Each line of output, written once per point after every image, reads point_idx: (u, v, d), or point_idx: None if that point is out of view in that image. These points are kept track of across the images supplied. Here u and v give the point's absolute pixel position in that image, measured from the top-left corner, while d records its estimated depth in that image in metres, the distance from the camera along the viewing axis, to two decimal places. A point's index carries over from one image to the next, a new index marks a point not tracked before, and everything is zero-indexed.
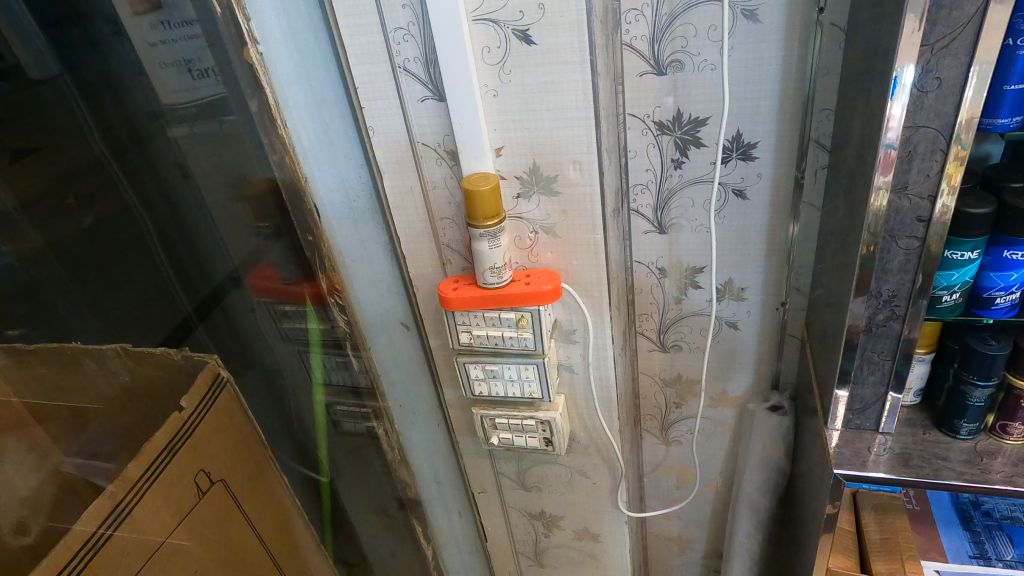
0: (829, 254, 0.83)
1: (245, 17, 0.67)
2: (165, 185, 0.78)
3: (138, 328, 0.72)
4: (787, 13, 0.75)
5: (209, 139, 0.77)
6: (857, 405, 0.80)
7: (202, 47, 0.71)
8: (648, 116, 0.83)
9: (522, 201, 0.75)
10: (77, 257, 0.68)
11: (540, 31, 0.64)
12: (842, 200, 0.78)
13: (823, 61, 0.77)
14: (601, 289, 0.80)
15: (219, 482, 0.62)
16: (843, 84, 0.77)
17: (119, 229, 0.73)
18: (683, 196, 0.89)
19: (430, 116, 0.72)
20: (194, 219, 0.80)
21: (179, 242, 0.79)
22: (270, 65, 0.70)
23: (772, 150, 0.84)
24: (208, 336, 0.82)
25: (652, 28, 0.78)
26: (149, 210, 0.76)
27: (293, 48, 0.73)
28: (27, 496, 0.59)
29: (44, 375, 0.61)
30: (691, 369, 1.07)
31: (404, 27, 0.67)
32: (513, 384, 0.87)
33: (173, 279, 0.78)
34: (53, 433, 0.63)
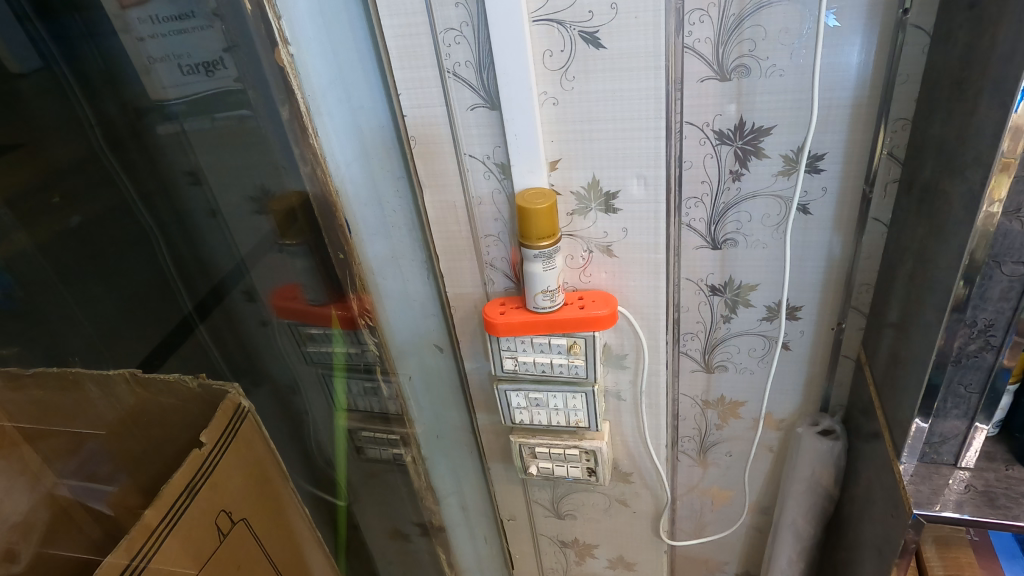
0: (908, 276, 0.79)
1: (276, 16, 0.59)
2: (170, 183, 0.75)
3: (134, 329, 0.72)
4: (868, 15, 0.71)
5: (207, 138, 0.71)
6: (936, 439, 0.77)
7: (212, 51, 0.63)
8: (706, 124, 0.77)
9: (577, 218, 0.68)
10: (68, 260, 0.67)
11: (611, 34, 0.58)
12: (925, 216, 0.73)
13: (904, 67, 0.73)
14: (659, 312, 0.73)
15: (242, 521, 0.60)
16: (925, 93, 0.72)
17: (112, 226, 0.72)
18: (741, 210, 0.82)
19: (480, 126, 0.65)
20: (201, 225, 0.78)
21: (184, 241, 0.78)
22: (302, 67, 0.63)
23: (841, 163, 0.79)
24: (209, 335, 0.80)
25: (717, 31, 0.71)
26: (151, 209, 0.75)
27: (326, 49, 0.66)
28: (18, 521, 0.60)
29: (42, 401, 0.60)
30: (735, 391, 1.02)
31: (456, 27, 0.60)
32: (558, 412, 0.80)
33: (176, 277, 0.78)
34: (45, 454, 0.62)
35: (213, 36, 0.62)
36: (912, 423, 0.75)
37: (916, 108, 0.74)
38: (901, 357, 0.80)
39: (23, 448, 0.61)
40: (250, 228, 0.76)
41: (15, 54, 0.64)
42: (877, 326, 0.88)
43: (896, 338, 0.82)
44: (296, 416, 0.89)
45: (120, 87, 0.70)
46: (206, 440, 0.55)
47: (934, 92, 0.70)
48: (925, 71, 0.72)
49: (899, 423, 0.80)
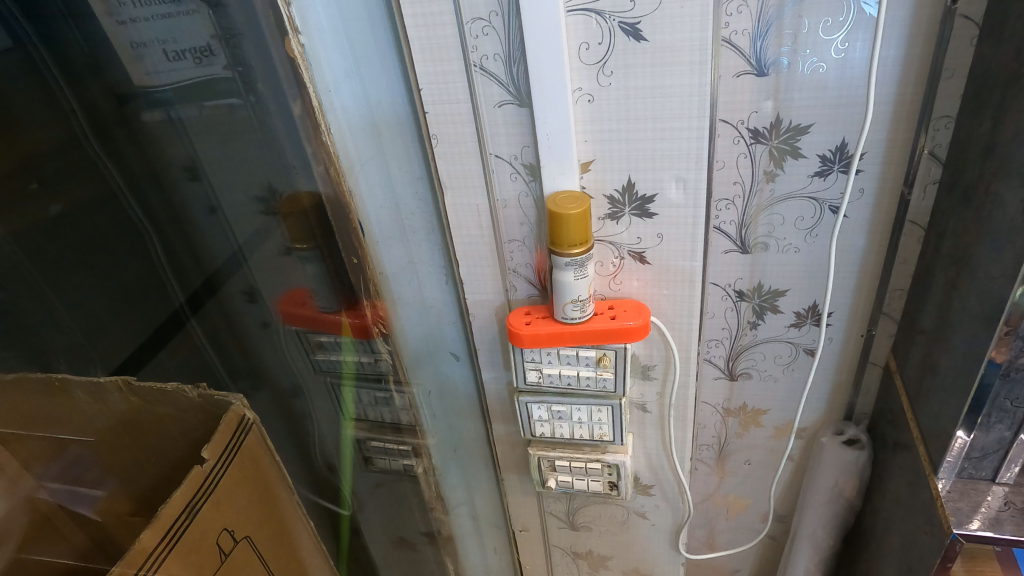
0: (947, 284, 0.75)
1: (286, 2, 0.54)
2: (161, 170, 0.72)
3: (125, 324, 0.69)
4: (913, 7, 0.66)
5: (207, 126, 0.66)
6: (976, 453, 0.73)
7: (214, 38, 0.58)
8: (741, 122, 0.72)
9: (610, 222, 0.64)
10: (44, 252, 0.63)
11: (654, 25, 0.53)
12: (971, 221, 0.70)
13: (950, 61, 0.69)
14: (692, 323, 0.69)
15: (245, 539, 0.56)
16: (973, 89, 0.69)
17: (95, 215, 0.68)
18: (774, 212, 0.78)
19: (507, 124, 0.60)
20: (200, 219, 0.74)
21: (176, 231, 0.75)
22: (314, 59, 0.58)
23: (879, 164, 0.76)
24: (203, 330, 0.77)
25: (755, 23, 0.67)
26: (140, 198, 0.72)
27: (339, 40, 0.61)
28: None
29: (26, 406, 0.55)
30: (758, 398, 0.98)
31: (485, 17, 0.56)
32: (581, 425, 0.77)
33: (167, 268, 0.75)
34: (25, 457, 0.58)
35: (199, 22, 0.58)
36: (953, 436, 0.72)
37: (962, 105, 0.71)
38: (938, 365, 0.77)
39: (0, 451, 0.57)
40: (258, 227, 0.72)
41: None
42: (910, 333, 0.85)
43: (931, 346, 0.79)
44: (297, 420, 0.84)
45: (109, 74, 0.66)
46: (206, 456, 0.51)
47: (983, 90, 0.67)
48: (974, 66, 0.68)
49: (937, 438, 0.77)
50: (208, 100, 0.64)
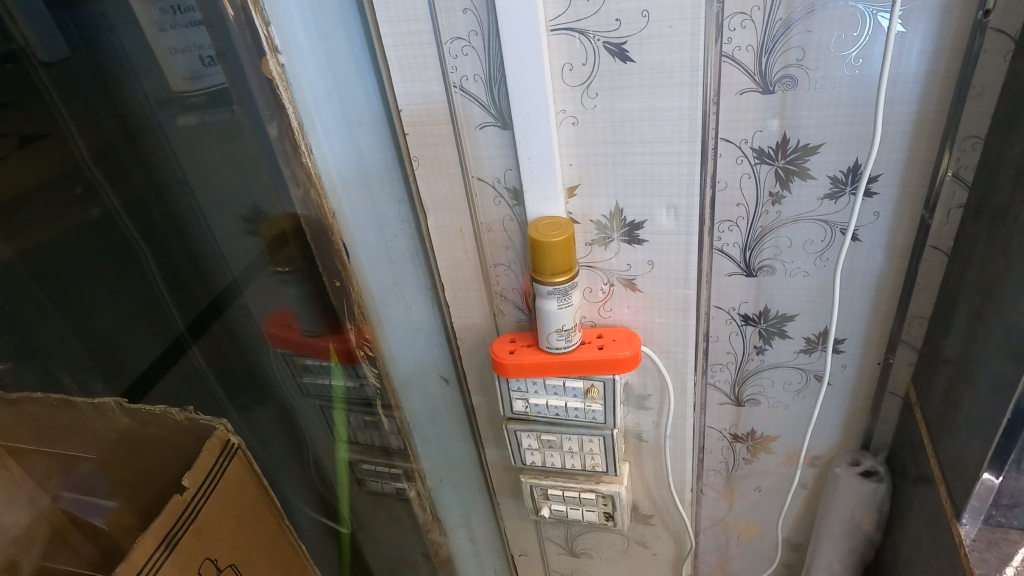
0: (970, 318, 0.71)
1: (264, 20, 0.53)
2: (165, 184, 0.67)
3: (133, 344, 0.65)
4: (938, 19, 0.62)
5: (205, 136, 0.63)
6: (1005, 501, 0.69)
7: (200, 53, 0.56)
8: (744, 141, 0.68)
9: (597, 249, 0.61)
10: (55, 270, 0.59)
11: (641, 45, 0.50)
12: (999, 251, 0.65)
13: (980, 77, 0.64)
14: (687, 352, 0.66)
15: (229, 567, 0.56)
16: (1004, 108, 0.64)
17: (102, 234, 0.64)
18: (781, 235, 0.74)
19: (490, 146, 0.58)
20: (203, 233, 0.70)
21: (174, 251, 0.70)
22: (294, 78, 0.57)
23: (897, 186, 0.71)
24: (204, 355, 0.72)
25: (760, 38, 0.63)
26: (138, 217, 0.67)
27: (321, 60, 0.59)
28: (19, 535, 0.54)
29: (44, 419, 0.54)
30: (767, 424, 0.94)
31: (464, 36, 0.53)
32: (573, 456, 0.74)
33: (166, 294, 0.70)
34: (39, 469, 0.56)
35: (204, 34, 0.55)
36: (980, 478, 0.68)
37: (991, 126, 0.66)
38: (959, 402, 0.72)
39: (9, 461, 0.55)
40: (247, 247, 0.69)
41: (43, 42, 0.58)
42: (931, 364, 0.80)
43: (953, 380, 0.74)
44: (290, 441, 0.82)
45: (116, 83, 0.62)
46: (188, 484, 0.51)
47: (1015, 112, 0.62)
48: (1007, 84, 0.63)
49: (959, 481, 0.72)
50: (197, 116, 0.62)
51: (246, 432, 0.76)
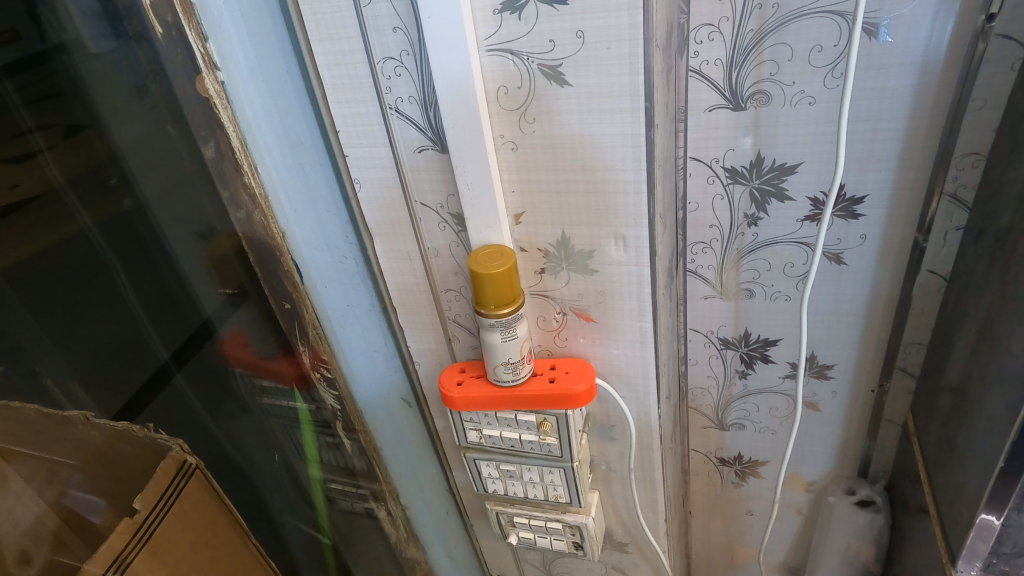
0: (969, 350, 0.64)
1: (200, 37, 0.51)
2: (142, 203, 0.57)
3: (121, 369, 0.56)
4: (935, 28, 0.56)
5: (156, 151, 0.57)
6: (1007, 550, 0.63)
7: (135, 74, 0.53)
8: (716, 161, 0.63)
9: (547, 277, 0.58)
10: (42, 281, 0.50)
11: (577, 69, 0.46)
12: (1000, 281, 0.59)
13: (982, 89, 0.58)
14: (649, 385, 0.63)
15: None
16: (1009, 125, 0.57)
17: (76, 248, 0.53)
18: (758, 257, 0.68)
19: (430, 171, 0.55)
20: (180, 242, 0.60)
21: (154, 273, 0.59)
22: (236, 96, 0.54)
23: (887, 207, 0.66)
24: (188, 385, 0.63)
25: (730, 51, 0.57)
26: (112, 227, 0.56)
27: (267, 74, 0.55)
28: (27, 529, 0.48)
29: (43, 423, 0.50)
30: (755, 450, 0.89)
31: (396, 56, 0.49)
32: (534, 486, 0.71)
33: (146, 317, 0.59)
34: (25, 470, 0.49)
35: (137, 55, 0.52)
36: (977, 518, 0.62)
37: (994, 143, 0.59)
38: (957, 439, 0.67)
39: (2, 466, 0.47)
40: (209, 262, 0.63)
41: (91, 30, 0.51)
42: (929, 394, 0.74)
43: (953, 412, 0.68)
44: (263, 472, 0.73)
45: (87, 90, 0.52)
46: (139, 505, 0.53)
47: (1018, 130, 0.55)
48: (1011, 97, 0.57)
49: (955, 525, 0.66)
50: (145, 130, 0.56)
51: (232, 457, 0.68)
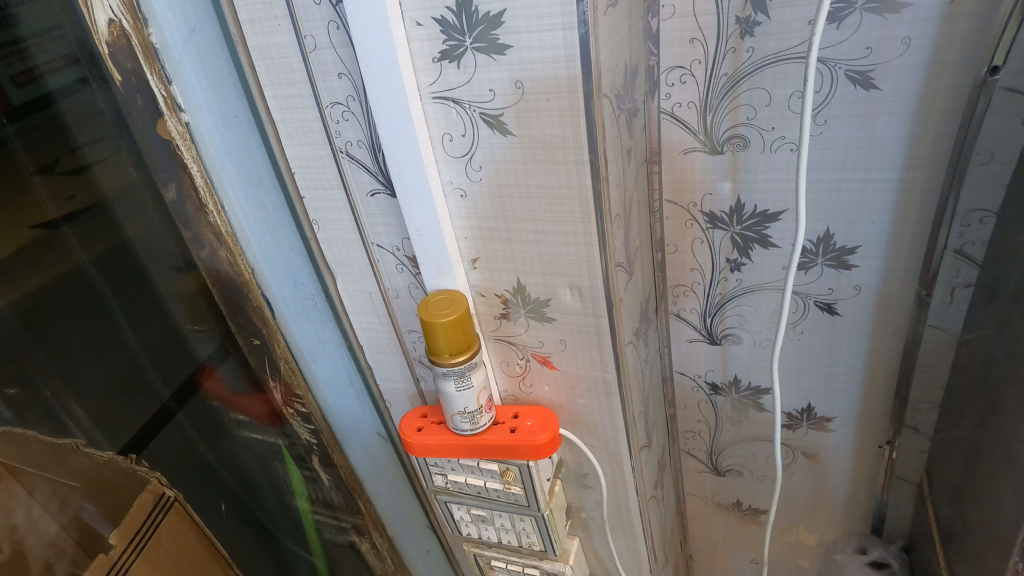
0: (978, 418, 0.56)
1: (162, 80, 0.50)
2: (126, 246, 0.64)
3: (131, 403, 0.65)
4: (925, 78, 0.48)
5: (126, 190, 0.61)
6: None
7: (107, 116, 0.56)
8: (694, 204, 0.59)
9: (508, 322, 0.56)
10: (44, 316, 0.59)
11: (519, 119, 0.44)
12: (1005, 351, 0.51)
13: (990, 140, 0.49)
14: (618, 438, 0.60)
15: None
16: (1021, 181, 0.49)
17: (78, 297, 0.62)
18: (744, 303, 0.64)
19: (385, 214, 0.54)
20: (162, 283, 0.66)
21: (152, 322, 0.67)
22: (199, 137, 0.53)
23: (882, 260, 0.58)
24: (189, 420, 0.70)
25: (704, 93, 0.53)
26: (109, 275, 0.64)
27: (227, 116, 0.54)
28: (49, 542, 0.56)
29: (44, 447, 0.56)
30: (755, 498, 0.82)
31: (342, 101, 0.49)
32: (507, 532, 0.69)
33: (149, 362, 0.67)
34: (34, 483, 0.56)
35: (98, 98, 0.55)
36: None
37: (1006, 199, 0.51)
38: (971, 516, 0.57)
39: (9, 483, 0.54)
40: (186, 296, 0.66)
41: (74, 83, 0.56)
42: (943, 458, 0.65)
43: (965, 482, 0.59)
44: (255, 494, 0.80)
45: (69, 137, 0.59)
46: (116, 541, 0.52)
47: None
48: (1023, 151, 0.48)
49: None
50: (125, 177, 0.61)
51: (226, 476, 0.75)
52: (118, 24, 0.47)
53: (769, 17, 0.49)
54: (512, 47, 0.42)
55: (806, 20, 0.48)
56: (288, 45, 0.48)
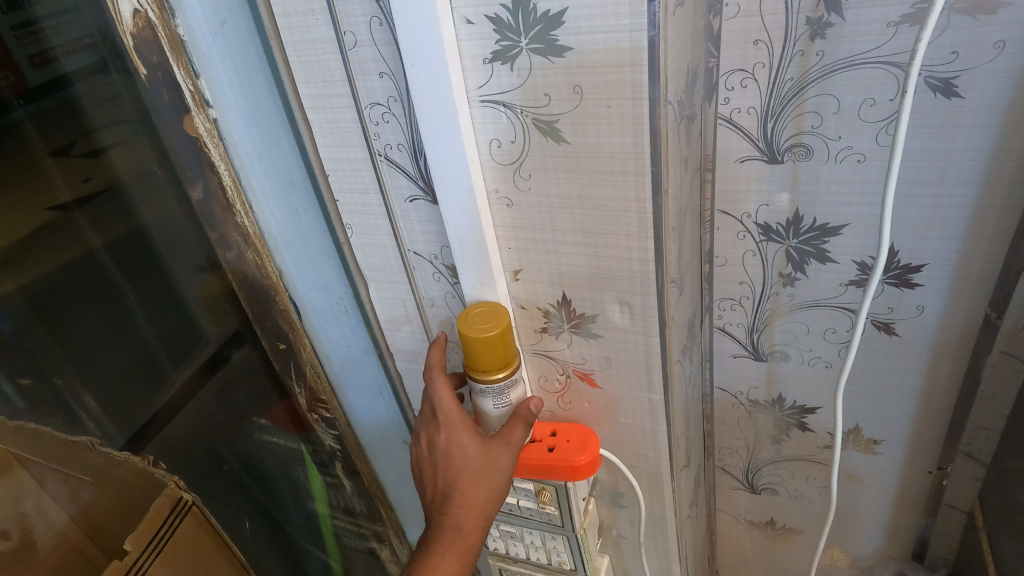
0: None
1: (190, 74, 0.47)
2: (141, 232, 0.59)
3: (135, 391, 0.65)
4: (1017, 88, 0.45)
5: (141, 182, 0.57)
6: None
7: (127, 107, 0.52)
8: (748, 215, 0.56)
9: (550, 337, 0.53)
10: (49, 300, 0.60)
11: (575, 126, 0.41)
12: None
13: None
14: (661, 460, 0.57)
15: None
16: None
17: (85, 278, 0.61)
18: (795, 320, 0.61)
19: (424, 221, 0.51)
20: (180, 277, 0.62)
21: (169, 310, 0.64)
22: (228, 134, 0.50)
23: (951, 279, 0.54)
24: (201, 407, 0.69)
25: (766, 99, 0.50)
26: (117, 255, 0.60)
27: (258, 113, 0.51)
28: (59, 532, 0.56)
29: (56, 443, 0.55)
30: (790, 517, 0.78)
31: (383, 102, 0.46)
32: (536, 549, 0.67)
33: (162, 349, 0.65)
34: (41, 472, 0.56)
35: (120, 88, 0.51)
36: None
37: None
38: None
39: (20, 472, 0.56)
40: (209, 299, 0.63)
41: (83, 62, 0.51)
42: (1004, 489, 0.61)
43: None
44: (270, 498, 0.78)
45: (87, 120, 0.54)
46: (131, 546, 0.49)
47: None
48: None
49: None
50: (146, 167, 0.56)
51: (242, 472, 0.75)
52: (144, 15, 0.45)
53: (844, 19, 0.45)
54: (572, 49, 0.38)
55: (885, 22, 0.45)
56: (326, 41, 0.45)
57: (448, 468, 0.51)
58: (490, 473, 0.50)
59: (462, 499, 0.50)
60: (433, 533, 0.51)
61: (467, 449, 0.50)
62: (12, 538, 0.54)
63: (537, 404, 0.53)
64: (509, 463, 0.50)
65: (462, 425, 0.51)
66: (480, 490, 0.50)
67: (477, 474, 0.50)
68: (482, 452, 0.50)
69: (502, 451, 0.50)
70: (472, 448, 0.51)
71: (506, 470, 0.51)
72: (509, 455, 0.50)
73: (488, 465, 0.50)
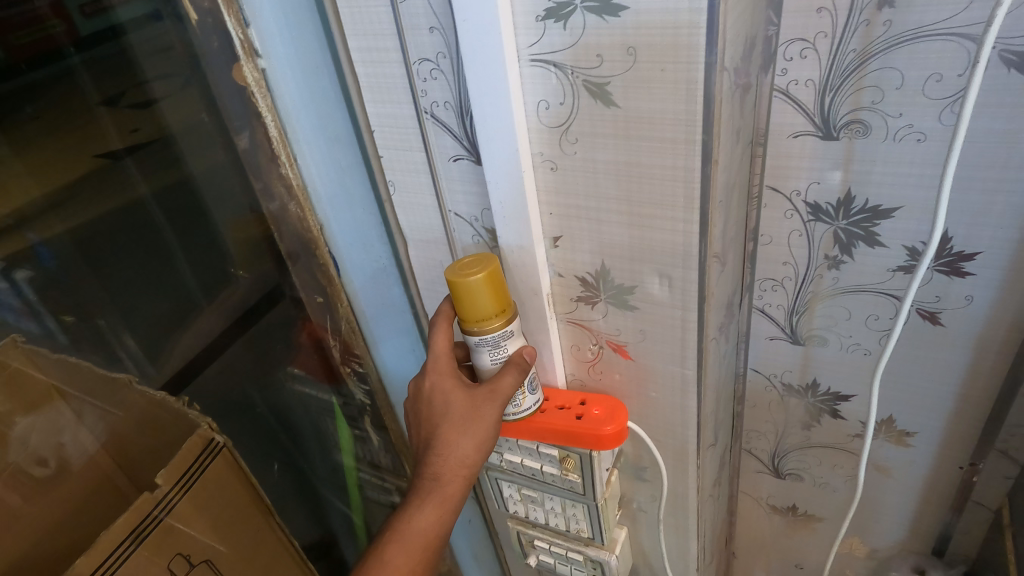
0: None
1: (240, 22, 0.48)
2: (187, 180, 0.60)
3: (174, 336, 0.65)
4: None
5: (190, 134, 0.58)
6: None
7: (179, 57, 0.53)
8: (798, 194, 0.54)
9: (585, 306, 0.53)
10: (97, 242, 0.60)
11: (626, 90, 0.40)
12: None
13: None
14: (687, 436, 0.57)
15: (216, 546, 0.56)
16: None
17: (131, 223, 0.61)
18: (836, 304, 0.59)
19: (467, 182, 0.51)
20: (223, 228, 0.63)
21: (211, 258, 0.65)
22: (274, 85, 0.51)
23: (1004, 270, 0.52)
24: (236, 356, 0.70)
25: (825, 72, 0.48)
26: (165, 204, 0.61)
27: (305, 65, 0.51)
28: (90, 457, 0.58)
29: (94, 378, 0.56)
30: (814, 505, 0.77)
31: (432, 58, 0.45)
32: (556, 515, 0.67)
33: (201, 297, 0.66)
34: (77, 404, 0.58)
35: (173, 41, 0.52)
36: None
37: None
38: None
39: (58, 404, 0.57)
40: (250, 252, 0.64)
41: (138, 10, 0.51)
42: None
43: None
44: (299, 449, 0.79)
45: (137, 70, 0.54)
46: (162, 481, 0.50)
47: None
48: None
49: None
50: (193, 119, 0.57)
51: (274, 420, 0.76)
52: None
53: None
54: (628, 8, 0.37)
55: None
56: None
57: (433, 413, 0.53)
58: (472, 420, 0.51)
59: (443, 446, 0.51)
60: (415, 481, 0.52)
61: (450, 396, 0.52)
62: (50, 464, 0.56)
63: (531, 352, 0.52)
64: (494, 411, 0.50)
65: (445, 372, 0.53)
66: (462, 437, 0.51)
67: (458, 421, 0.51)
68: (464, 399, 0.51)
69: (484, 399, 0.50)
70: (455, 395, 0.52)
71: (490, 418, 0.51)
72: (490, 403, 0.50)
73: (469, 413, 0.51)
